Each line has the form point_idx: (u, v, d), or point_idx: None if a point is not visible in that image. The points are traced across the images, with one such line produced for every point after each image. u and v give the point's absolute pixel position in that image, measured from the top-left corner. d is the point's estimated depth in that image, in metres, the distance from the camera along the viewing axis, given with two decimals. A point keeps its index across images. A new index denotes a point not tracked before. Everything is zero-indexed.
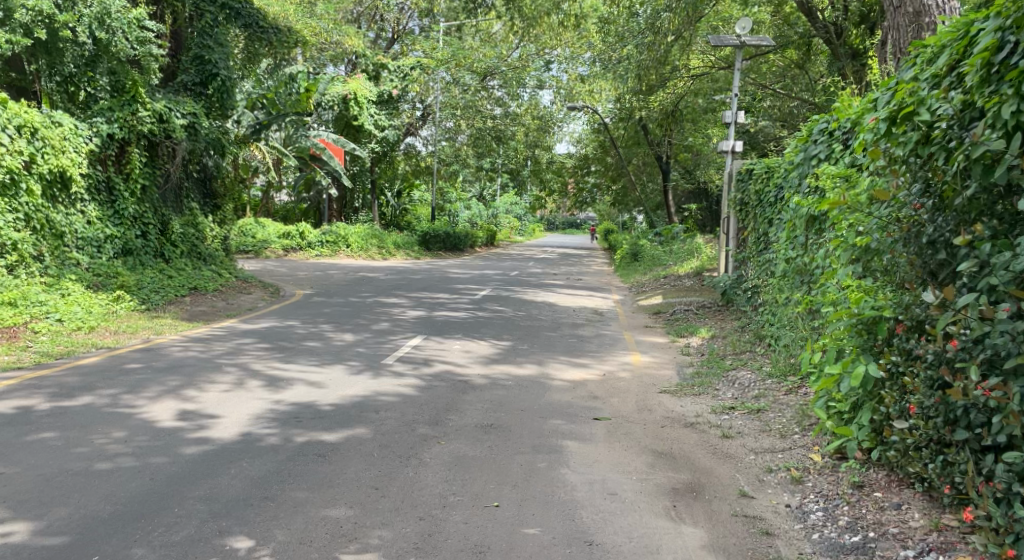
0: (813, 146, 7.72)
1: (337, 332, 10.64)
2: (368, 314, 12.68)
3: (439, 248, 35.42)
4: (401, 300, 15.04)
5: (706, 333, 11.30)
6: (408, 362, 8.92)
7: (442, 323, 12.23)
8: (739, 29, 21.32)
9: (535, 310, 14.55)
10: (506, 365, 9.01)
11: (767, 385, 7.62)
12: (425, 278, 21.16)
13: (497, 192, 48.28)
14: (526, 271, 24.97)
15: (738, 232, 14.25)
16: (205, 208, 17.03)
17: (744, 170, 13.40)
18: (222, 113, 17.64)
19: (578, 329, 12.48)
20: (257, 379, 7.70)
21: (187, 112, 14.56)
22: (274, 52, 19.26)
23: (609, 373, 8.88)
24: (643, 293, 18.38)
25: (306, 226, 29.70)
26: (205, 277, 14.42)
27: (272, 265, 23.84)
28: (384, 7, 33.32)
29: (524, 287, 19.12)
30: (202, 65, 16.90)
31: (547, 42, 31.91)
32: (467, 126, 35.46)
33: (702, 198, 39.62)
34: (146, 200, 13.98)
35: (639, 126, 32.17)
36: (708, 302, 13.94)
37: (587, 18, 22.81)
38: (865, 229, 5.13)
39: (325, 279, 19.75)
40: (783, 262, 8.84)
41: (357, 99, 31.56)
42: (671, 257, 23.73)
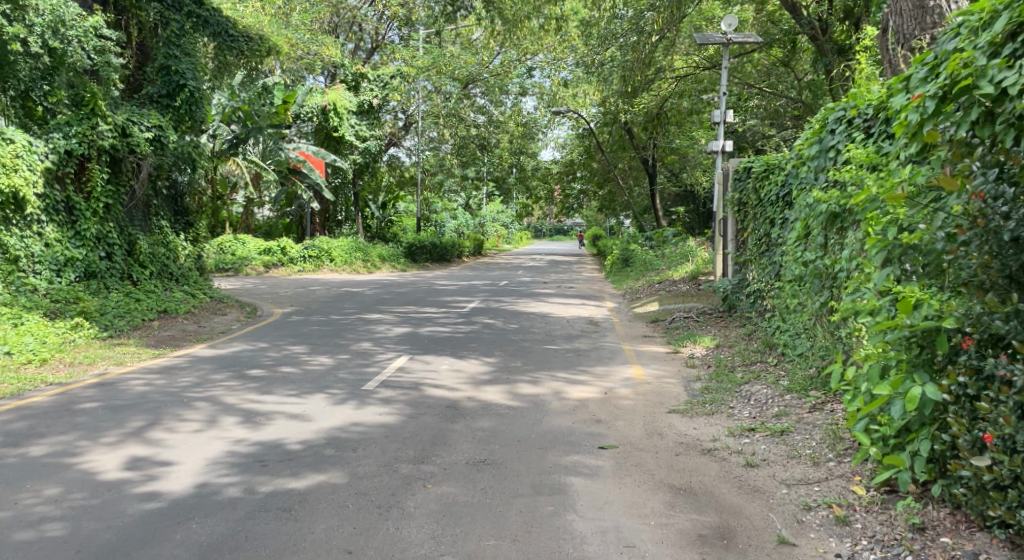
0: (830, 137, 7.01)
1: (315, 356, 9.85)
2: (350, 333, 11.91)
3: (426, 259, 34.58)
4: (385, 316, 14.27)
5: (711, 342, 10.55)
6: (393, 387, 8.14)
7: (429, 340, 11.46)
8: (724, 26, 20.79)
9: (528, 322, 13.80)
10: (500, 386, 8.24)
11: (787, 401, 6.92)
12: (412, 291, 20.35)
13: (482, 201, 47.56)
14: (516, 281, 24.28)
15: (736, 232, 13.52)
16: (177, 225, 16.24)
17: (740, 168, 12.70)
18: (191, 126, 16.82)
19: (575, 341, 11.73)
20: (223, 414, 6.91)
21: (153, 125, 13.85)
22: (245, 62, 18.69)
23: (612, 390, 8.13)
24: (638, 300, 17.63)
25: (287, 241, 28.90)
26: (176, 299, 13.75)
27: (252, 284, 23.00)
28: (362, 17, 32.69)
29: (515, 297, 18.36)
30: (168, 76, 16.13)
31: (529, 47, 31.59)
32: (450, 134, 34.82)
33: (690, 201, 39.02)
34: (111, 219, 13.22)
35: (625, 131, 31.57)
36: (709, 308, 13.21)
37: (569, 20, 22.26)
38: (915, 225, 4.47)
39: (306, 296, 18.94)
40: (796, 264, 8.12)
41: (336, 109, 30.61)
42: (664, 261, 23.06)
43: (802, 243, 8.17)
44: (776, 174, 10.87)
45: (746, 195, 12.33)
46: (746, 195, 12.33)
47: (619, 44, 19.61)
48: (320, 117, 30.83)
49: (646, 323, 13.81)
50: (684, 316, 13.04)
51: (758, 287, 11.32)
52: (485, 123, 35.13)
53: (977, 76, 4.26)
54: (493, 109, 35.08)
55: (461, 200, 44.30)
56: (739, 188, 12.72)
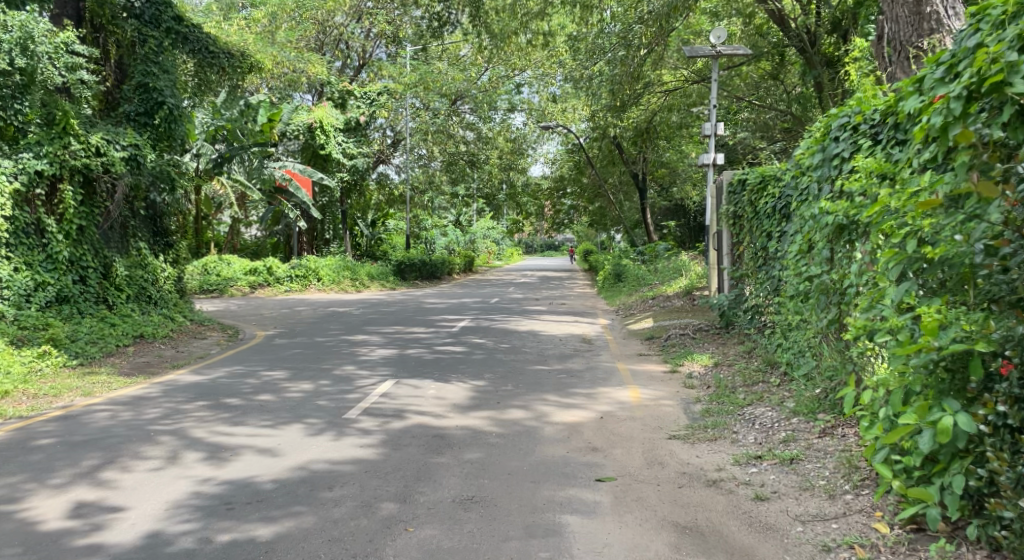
0: (834, 144, 6.61)
1: (295, 383, 9.42)
2: (333, 356, 11.47)
3: (416, 277, 34.11)
4: (371, 337, 13.83)
5: (710, 360, 10.12)
6: (375, 415, 7.70)
7: (415, 362, 11.02)
8: (713, 38, 20.58)
9: (518, 341, 13.37)
10: (488, 411, 7.81)
11: (795, 425, 6.50)
12: (400, 310, 19.91)
13: (473, 217, 47.20)
14: (507, 298, 23.85)
15: (731, 246, 13.10)
16: (156, 246, 15.79)
17: (734, 180, 12.32)
18: (170, 145, 16.40)
19: (567, 361, 11.31)
20: (190, 449, 6.48)
21: (129, 144, 13.82)
22: (227, 79, 18.38)
23: (607, 414, 7.70)
24: (632, 316, 17.21)
25: (274, 261, 28.46)
26: (154, 322, 13.78)
27: (237, 305, 22.51)
28: (349, 34, 32.43)
29: (506, 315, 17.93)
30: (146, 94, 15.73)
31: (514, 64, 32.27)
32: (438, 151, 34.49)
33: (680, 215, 38.71)
34: (85, 241, 12.99)
35: (614, 146, 31.32)
36: (705, 324, 12.79)
37: (556, 34, 22.01)
38: (944, 235, 4.13)
39: (291, 317, 18.51)
40: (798, 279, 7.70)
41: (322, 127, 30.26)
42: (658, 276, 22.67)
43: (803, 257, 7.80)
44: (773, 186, 10.49)
45: (741, 209, 11.94)
46: (741, 208, 11.95)
47: (608, 59, 19.36)
48: (307, 135, 30.42)
49: (641, 340, 13.38)
50: (680, 333, 12.62)
51: (757, 303, 10.91)
52: (474, 140, 34.83)
53: (1008, 71, 3.93)
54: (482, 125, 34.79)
55: (451, 217, 43.93)
56: (734, 202, 12.33)
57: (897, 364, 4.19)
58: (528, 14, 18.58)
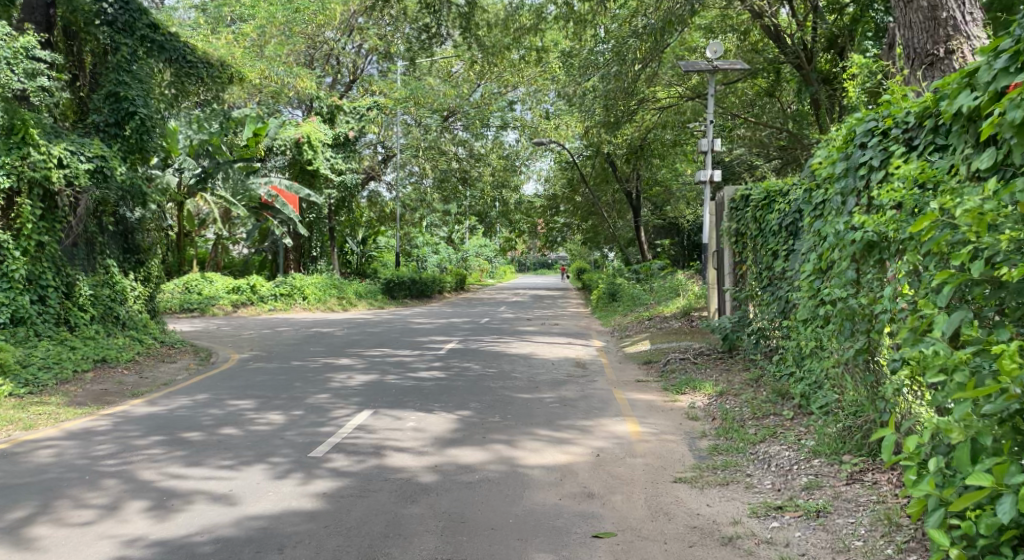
0: (859, 153, 5.87)
1: (263, 415, 8.59)
2: (308, 383, 10.66)
3: (405, 296, 33.20)
4: (353, 361, 13.02)
5: (714, 389, 9.31)
6: (348, 453, 6.88)
7: (397, 390, 10.20)
8: (710, 52, 20.07)
9: (507, 365, 12.56)
10: (474, 451, 7.00)
11: (817, 468, 5.75)
12: (386, 331, 19.11)
13: (465, 235, 46.48)
14: (497, 318, 23.05)
15: (733, 267, 12.31)
16: (126, 263, 15.27)
17: (736, 197, 11.56)
18: (142, 156, 15.68)
19: (560, 388, 10.51)
20: (133, 496, 5.66)
21: (96, 155, 13.33)
22: (206, 90, 17.73)
23: (605, 452, 6.92)
24: (628, 338, 16.41)
25: (257, 279, 27.68)
26: (120, 345, 13.30)
27: (216, 325, 21.67)
28: (340, 50, 31.81)
29: (496, 336, 17.12)
30: (116, 103, 15.09)
31: (509, 79, 31.17)
32: (429, 167, 33.82)
33: (674, 233, 38.05)
34: (44, 257, 12.66)
35: (608, 163, 30.70)
36: (707, 349, 11.97)
37: (550, 50, 21.41)
38: None
39: (272, 338, 17.70)
40: (814, 304, 6.94)
41: (310, 142, 29.41)
42: (655, 297, 21.90)
43: (821, 278, 7.05)
44: (781, 202, 9.77)
45: (744, 226, 11.19)
46: (744, 225, 11.19)
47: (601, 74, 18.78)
48: (294, 151, 29.66)
49: (638, 365, 12.60)
50: (680, 358, 11.80)
51: (764, 327, 10.13)
52: (466, 157, 34.24)
53: None
54: (475, 142, 34.19)
55: (443, 234, 43.16)
56: (736, 219, 11.56)
57: (963, 410, 3.55)
58: (520, 29, 18.01)
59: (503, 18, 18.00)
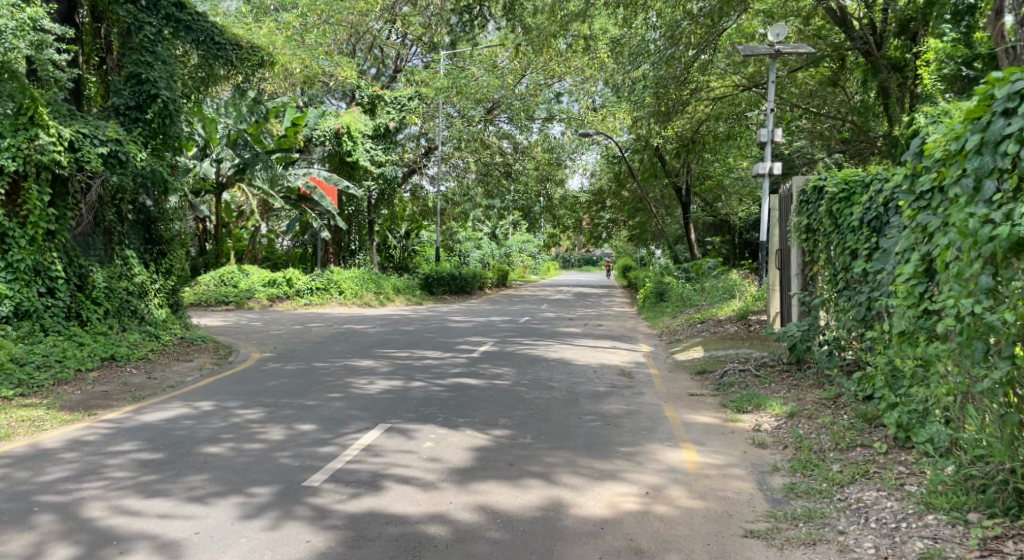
0: (999, 122, 4.81)
1: (261, 427, 7.62)
2: (321, 389, 9.69)
3: (444, 292, 32.12)
4: (377, 364, 12.03)
5: (784, 409, 8.05)
6: (346, 487, 5.83)
7: (419, 400, 9.12)
8: (772, 36, 18.70)
9: (545, 372, 11.39)
10: (494, 485, 5.93)
11: (935, 530, 4.68)
12: (420, 329, 18.07)
13: (508, 230, 45.32)
14: (538, 317, 21.87)
15: (801, 267, 10.92)
16: (147, 255, 14.45)
17: (806, 188, 10.19)
18: (164, 144, 14.81)
19: (603, 402, 9.32)
20: (62, 541, 4.82)
21: (110, 139, 12.49)
22: (235, 76, 16.86)
23: (658, 492, 5.81)
24: (679, 343, 15.10)
25: (294, 272, 26.85)
26: (132, 342, 12.43)
27: (247, 320, 20.85)
28: (383, 39, 30.88)
29: (536, 338, 15.95)
30: (138, 86, 14.31)
31: (555, 70, 30.86)
32: (472, 161, 32.67)
33: (725, 231, 36.48)
34: (54, 246, 11.84)
35: (657, 156, 29.43)
36: (770, 359, 10.59)
37: (597, 39, 20.27)
38: None
39: (298, 335, 16.82)
40: (920, 313, 5.80)
41: (350, 133, 28.48)
42: (707, 297, 20.54)
43: (926, 284, 5.86)
44: (866, 194, 8.48)
45: (817, 221, 9.87)
46: (817, 221, 9.84)
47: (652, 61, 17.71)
48: (333, 141, 28.76)
49: (690, 375, 11.30)
50: (739, 368, 10.46)
51: (841, 337, 8.82)
52: (510, 150, 33.11)
53: None
54: (519, 136, 33.07)
55: (487, 229, 42.09)
56: (807, 214, 10.19)
57: None
58: (568, 16, 16.87)
59: (549, 4, 16.84)
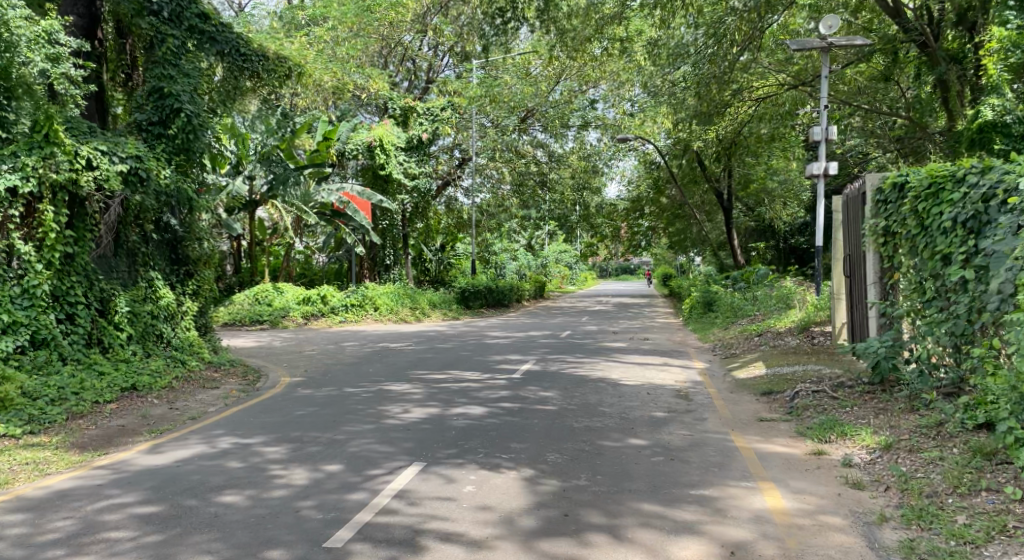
0: None
1: (284, 467, 6.91)
2: (352, 419, 8.96)
3: (482, 305, 31.28)
4: (413, 387, 11.27)
5: (878, 441, 7.13)
6: (377, 547, 5.10)
7: (458, 430, 8.32)
8: (824, 28, 17.71)
9: (594, 394, 10.50)
10: (550, 539, 5.16)
11: None
12: (458, 347, 17.27)
13: (544, 241, 44.45)
14: (580, 331, 20.93)
15: (879, 274, 9.96)
16: (173, 276, 13.84)
17: (884, 186, 9.33)
18: (189, 163, 13.86)
19: (663, 431, 8.41)
20: None
21: (131, 155, 11.79)
22: (261, 88, 16.20)
23: (748, 548, 4.99)
24: (735, 359, 14.10)
25: (328, 289, 26.33)
26: (156, 368, 11.71)
27: (281, 340, 20.20)
28: (415, 51, 30.27)
29: (580, 354, 15.07)
30: (160, 100, 13.48)
31: (588, 75, 29.84)
32: (506, 171, 31.86)
33: (769, 236, 35.24)
34: (73, 271, 11.17)
35: (698, 161, 28.56)
36: (848, 380, 9.61)
37: (634, 42, 19.34)
38: None
39: (332, 356, 16.13)
40: None
41: (382, 145, 27.79)
42: (760, 307, 19.44)
43: None
44: (958, 192, 7.60)
45: (900, 223, 8.99)
46: (899, 222, 8.98)
47: (693, 60, 16.81)
48: (366, 155, 28.12)
49: (756, 397, 10.32)
50: (813, 390, 9.49)
51: (936, 353, 7.92)
52: (546, 159, 32.29)
53: None
54: (555, 144, 32.18)
55: (523, 241, 41.23)
56: (886, 214, 9.31)
57: None
58: (603, 19, 16.00)
59: (585, 6, 15.99)
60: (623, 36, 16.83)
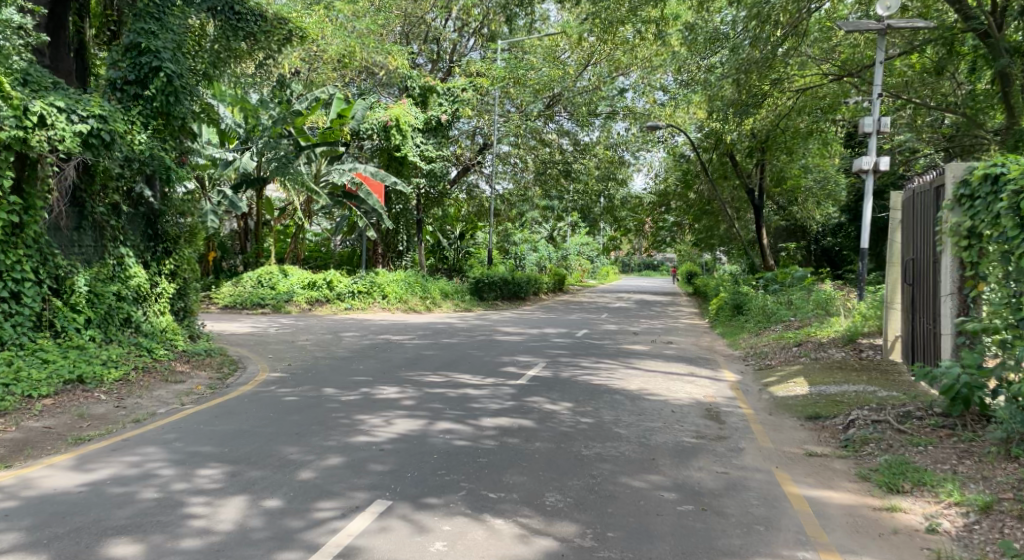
0: None
1: (215, 502, 5.58)
2: (320, 431, 7.59)
3: (497, 297, 29.77)
4: (403, 391, 9.90)
5: (971, 499, 5.79)
6: None
7: (442, 450, 6.95)
8: (881, 9, 15.88)
9: (609, 410, 9.01)
10: None
11: None
12: (464, 342, 15.86)
13: (566, 232, 42.83)
14: (598, 329, 19.42)
15: (957, 286, 8.44)
16: (149, 254, 12.34)
17: (972, 179, 7.83)
18: (172, 131, 12.14)
19: (690, 464, 6.95)
20: None
21: (93, 115, 10.24)
22: (258, 57, 14.49)
23: None
24: (771, 371, 12.58)
25: (335, 274, 24.97)
26: (115, 357, 10.26)
27: (277, 327, 18.81)
28: (438, 30, 28.63)
29: (597, 358, 13.62)
30: (138, 58, 11.57)
31: (619, 61, 27.95)
32: (529, 159, 30.16)
33: (800, 236, 33.39)
34: (21, 243, 9.66)
35: (730, 155, 26.85)
36: (915, 408, 8.19)
37: (671, 26, 17.57)
38: None
39: (327, 347, 14.79)
40: None
41: (399, 126, 25.86)
42: (797, 313, 17.79)
43: None
44: None
45: (990, 223, 7.52)
46: (990, 225, 7.49)
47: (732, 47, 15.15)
48: (382, 136, 26.13)
49: (799, 423, 8.84)
50: (874, 420, 8.06)
51: None
52: (570, 148, 30.48)
53: None
54: (581, 133, 30.37)
55: (545, 231, 39.63)
56: (972, 213, 7.85)
57: None
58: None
59: None
60: (658, 19, 15.16)
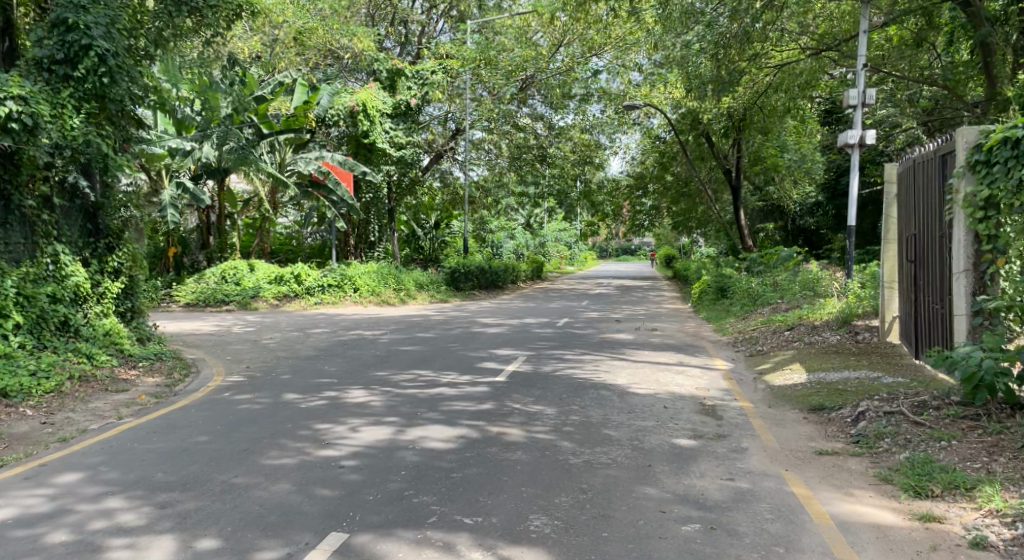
0: None
1: (137, 545, 4.70)
2: (271, 446, 6.70)
3: (473, 287, 28.85)
4: (370, 393, 9.02)
5: (1016, 507, 5.02)
6: None
7: (408, 465, 6.09)
8: None
9: (597, 409, 8.19)
10: None
11: None
12: (439, 336, 14.97)
13: (542, 219, 41.91)
14: (579, 318, 18.61)
15: (972, 261, 7.66)
16: (88, 251, 11.32)
17: (988, 142, 7.04)
18: (106, 115, 11.11)
19: (691, 471, 6.15)
20: None
21: (12, 96, 9.25)
22: (204, 38, 13.39)
23: None
24: (765, 358, 11.82)
25: (303, 267, 23.85)
26: (46, 365, 9.28)
27: (241, 325, 17.80)
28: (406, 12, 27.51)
29: (580, 349, 12.81)
30: (65, 35, 10.49)
31: (593, 41, 26.84)
32: (503, 144, 29.19)
33: (778, 216, 32.77)
34: None
35: (705, 134, 26.19)
36: (930, 397, 7.42)
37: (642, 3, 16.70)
38: None
39: (293, 346, 13.87)
40: None
41: (366, 111, 24.66)
42: (784, 295, 17.07)
43: None
44: None
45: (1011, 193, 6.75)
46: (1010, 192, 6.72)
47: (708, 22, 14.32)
48: (348, 121, 24.94)
49: (803, 416, 8.06)
50: (886, 412, 7.30)
51: None
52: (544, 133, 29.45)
53: None
54: (555, 116, 29.42)
55: (521, 218, 38.71)
56: (989, 181, 7.08)
57: None
58: None
59: None
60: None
